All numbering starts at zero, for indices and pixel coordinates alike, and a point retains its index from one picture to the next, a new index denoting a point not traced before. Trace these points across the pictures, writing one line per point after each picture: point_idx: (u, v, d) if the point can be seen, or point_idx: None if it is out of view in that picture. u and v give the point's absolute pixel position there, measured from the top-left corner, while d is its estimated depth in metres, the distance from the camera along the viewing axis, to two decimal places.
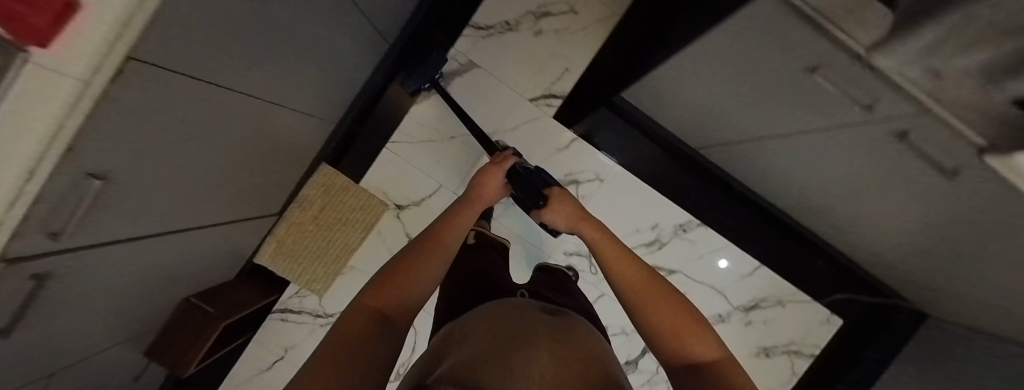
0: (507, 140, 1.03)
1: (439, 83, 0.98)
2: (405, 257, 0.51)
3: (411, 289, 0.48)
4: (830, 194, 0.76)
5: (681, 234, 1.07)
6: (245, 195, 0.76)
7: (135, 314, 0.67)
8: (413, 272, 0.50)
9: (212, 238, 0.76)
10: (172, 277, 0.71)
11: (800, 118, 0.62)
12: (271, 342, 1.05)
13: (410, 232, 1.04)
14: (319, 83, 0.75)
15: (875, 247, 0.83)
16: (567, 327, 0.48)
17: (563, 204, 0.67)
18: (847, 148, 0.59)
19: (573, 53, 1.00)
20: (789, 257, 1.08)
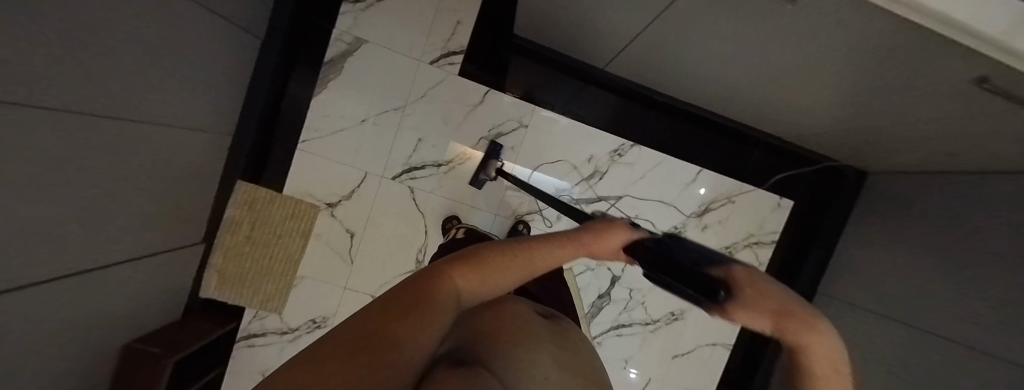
0: (418, 110, 1.01)
1: (329, 68, 0.96)
2: (508, 254, 0.32)
3: (491, 291, 0.32)
4: (727, 73, 0.76)
5: (618, 160, 1.06)
6: (154, 224, 0.75)
7: (84, 365, 0.66)
8: (500, 278, 0.31)
9: (134, 275, 0.74)
10: (107, 323, 0.70)
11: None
12: (245, 369, 1.04)
13: (350, 226, 1.03)
14: (189, 92, 0.72)
15: (788, 114, 0.84)
16: (563, 333, 0.45)
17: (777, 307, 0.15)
18: (706, 12, 0.58)
19: (458, 3, 0.97)
20: (726, 153, 1.09)
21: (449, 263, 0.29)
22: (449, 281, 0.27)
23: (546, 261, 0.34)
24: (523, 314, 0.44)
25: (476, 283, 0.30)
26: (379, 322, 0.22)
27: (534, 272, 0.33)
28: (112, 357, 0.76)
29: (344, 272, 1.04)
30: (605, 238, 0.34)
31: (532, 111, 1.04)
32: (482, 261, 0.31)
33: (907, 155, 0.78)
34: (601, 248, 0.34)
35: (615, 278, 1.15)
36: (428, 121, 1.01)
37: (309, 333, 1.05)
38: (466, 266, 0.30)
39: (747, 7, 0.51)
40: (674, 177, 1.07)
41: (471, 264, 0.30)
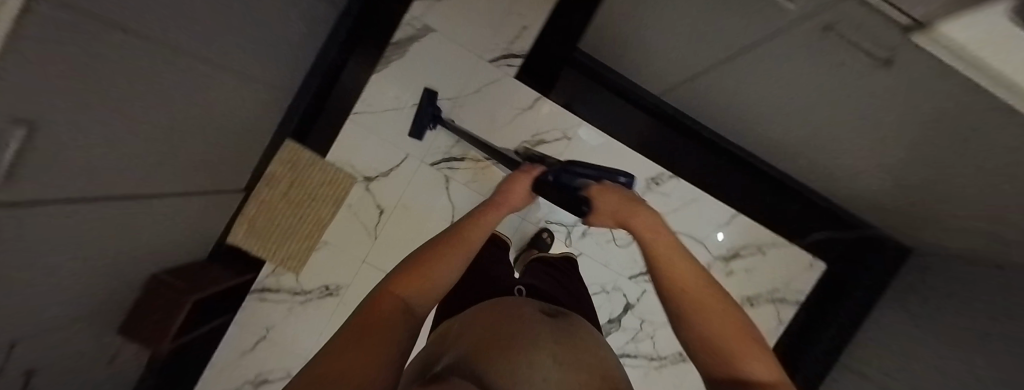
0: (468, 104, 1.03)
1: (395, 48, 0.99)
2: (429, 253, 0.51)
3: (436, 281, 0.49)
4: (794, 122, 0.74)
5: (654, 188, 1.04)
6: (203, 166, 0.77)
7: (102, 290, 0.66)
8: (440, 266, 0.50)
9: (174, 211, 0.75)
10: (137, 252, 0.71)
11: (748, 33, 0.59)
12: (252, 322, 1.05)
13: (380, 203, 1.05)
14: (260, 46, 0.74)
15: (845, 174, 0.82)
16: (575, 334, 0.47)
17: (612, 199, 0.60)
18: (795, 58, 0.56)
19: (528, 9, 1.00)
20: (766, 202, 1.07)
21: (397, 281, 0.46)
22: (395, 293, 0.44)
23: (473, 237, 0.56)
24: (520, 314, 0.49)
25: (419, 284, 0.46)
26: (357, 334, 0.36)
27: (467, 252, 0.54)
28: (138, 285, 0.79)
29: (366, 246, 1.05)
30: (512, 191, 0.68)
31: (578, 124, 1.04)
32: (421, 269, 0.48)
33: (965, 240, 0.75)
34: (515, 202, 0.68)
35: (628, 305, 1.13)
36: (475, 116, 1.03)
37: (320, 299, 1.06)
38: (402, 277, 0.46)
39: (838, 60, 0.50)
40: (709, 216, 1.05)
41: (409, 275, 0.47)
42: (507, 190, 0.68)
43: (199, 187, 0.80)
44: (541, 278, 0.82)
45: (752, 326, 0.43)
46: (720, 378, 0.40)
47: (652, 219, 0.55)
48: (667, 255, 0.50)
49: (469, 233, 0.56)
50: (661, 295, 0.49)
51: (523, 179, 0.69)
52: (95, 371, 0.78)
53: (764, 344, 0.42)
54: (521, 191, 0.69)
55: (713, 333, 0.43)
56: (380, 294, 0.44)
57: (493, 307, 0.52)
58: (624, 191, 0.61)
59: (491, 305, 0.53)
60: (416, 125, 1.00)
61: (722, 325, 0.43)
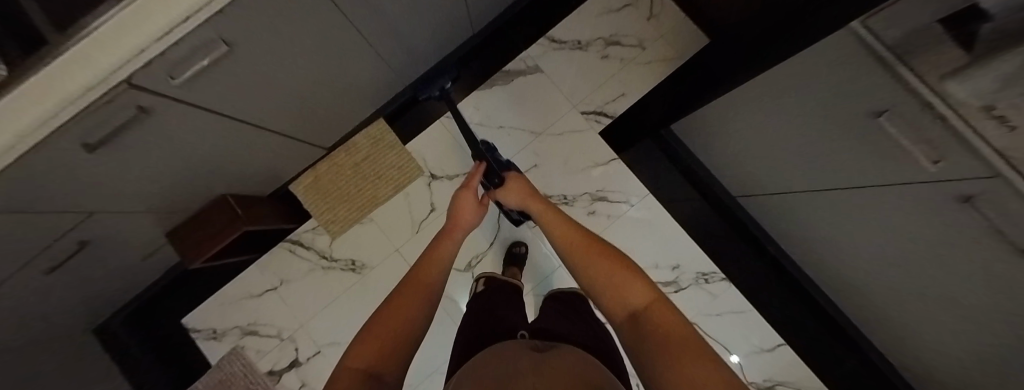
0: (547, 142, 1.08)
1: (504, 75, 1.09)
2: (383, 313, 0.52)
3: (403, 333, 0.50)
4: (874, 274, 0.71)
5: (702, 284, 1.01)
6: (303, 118, 0.84)
7: (162, 192, 0.70)
8: (400, 319, 0.50)
9: (259, 145, 0.80)
10: (211, 170, 0.76)
11: (855, 174, 0.59)
12: (271, 270, 1.06)
13: (435, 202, 1.07)
14: (391, 40, 0.82)
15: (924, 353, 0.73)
16: (563, 374, 0.47)
17: (519, 187, 0.80)
18: (900, 214, 0.55)
19: (632, 82, 1.08)
20: (821, 345, 0.98)
21: (360, 346, 0.46)
22: (358, 359, 0.44)
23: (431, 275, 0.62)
24: (511, 370, 0.49)
25: (386, 342, 0.47)
26: None
27: (425, 294, 0.57)
28: (207, 198, 0.83)
29: (405, 237, 1.06)
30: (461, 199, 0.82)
31: (644, 196, 1.06)
32: (384, 325, 0.50)
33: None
34: (465, 219, 0.80)
35: None
36: (552, 155, 1.07)
37: (342, 271, 1.06)
38: (362, 347, 0.46)
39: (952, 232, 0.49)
40: (753, 335, 0.99)
41: (371, 340, 0.47)
42: (456, 209, 0.81)
43: (292, 135, 0.87)
44: (553, 318, 0.78)
45: (625, 260, 0.54)
46: (625, 325, 0.46)
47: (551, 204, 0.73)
48: (561, 233, 0.64)
49: (424, 271, 0.62)
50: (567, 264, 0.61)
51: (467, 191, 0.83)
52: (127, 262, 0.81)
53: (641, 272, 0.51)
54: (468, 203, 0.82)
55: (600, 276, 0.53)
56: (340, 374, 0.42)
57: (483, 368, 0.54)
58: (527, 181, 0.82)
59: (484, 365, 0.55)
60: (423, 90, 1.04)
61: (606, 267, 0.53)
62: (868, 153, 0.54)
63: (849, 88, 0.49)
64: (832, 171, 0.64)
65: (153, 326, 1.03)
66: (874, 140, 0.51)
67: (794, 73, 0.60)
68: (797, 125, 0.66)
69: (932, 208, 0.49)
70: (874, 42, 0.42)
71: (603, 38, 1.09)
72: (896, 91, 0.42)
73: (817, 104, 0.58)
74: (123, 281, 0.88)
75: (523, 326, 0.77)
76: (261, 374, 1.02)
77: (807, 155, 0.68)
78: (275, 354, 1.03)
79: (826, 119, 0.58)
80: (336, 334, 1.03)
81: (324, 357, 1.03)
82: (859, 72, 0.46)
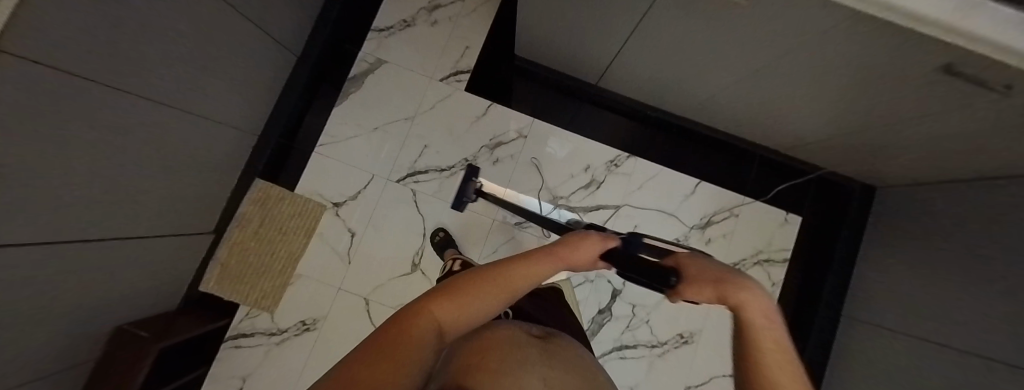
0: (426, 120, 1.10)
1: (353, 81, 1.09)
2: (470, 281, 0.40)
3: (472, 318, 0.38)
4: (708, 81, 0.82)
5: (615, 170, 1.09)
6: (166, 212, 0.80)
7: (65, 353, 0.66)
8: (475, 303, 0.38)
9: (134, 257, 0.77)
10: (98, 304, 0.71)
11: (632, 11, 0.67)
12: (228, 373, 1.00)
13: (352, 226, 1.06)
14: (210, 97, 0.80)
15: (779, 119, 0.86)
16: (556, 353, 0.54)
17: (702, 274, 0.36)
18: (675, 20, 0.63)
19: (469, 33, 1.12)
20: (725, 166, 1.13)
21: (433, 297, 0.37)
22: (427, 313, 0.35)
23: (528, 281, 0.43)
24: (509, 336, 0.55)
25: (457, 312, 0.37)
26: (374, 356, 0.26)
27: (511, 290, 0.42)
28: (103, 340, 0.77)
29: (342, 271, 1.05)
30: (579, 250, 0.49)
31: (531, 122, 1.11)
32: (465, 291, 0.39)
33: (926, 160, 0.75)
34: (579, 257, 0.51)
35: (616, 291, 1.09)
36: (434, 130, 1.09)
37: (298, 336, 1.02)
38: (446, 302, 0.37)
39: (714, 9, 0.55)
40: (673, 187, 1.08)
41: (448, 297, 0.37)
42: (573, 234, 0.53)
43: (164, 231, 0.83)
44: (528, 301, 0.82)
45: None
46: None
47: (770, 304, 0.29)
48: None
49: (530, 267, 0.44)
50: None
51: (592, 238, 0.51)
52: None
53: None
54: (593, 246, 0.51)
55: None
56: (410, 311, 0.34)
57: (495, 339, 0.51)
58: (736, 270, 0.34)
59: (493, 339, 0.52)
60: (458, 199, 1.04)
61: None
62: None
63: None
64: (623, 21, 0.72)
65: None
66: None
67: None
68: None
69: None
70: None
71: (423, 7, 1.11)
72: None
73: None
74: None
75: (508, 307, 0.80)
76: None
77: (597, 23, 0.76)
78: None
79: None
80: None
81: None
82: None
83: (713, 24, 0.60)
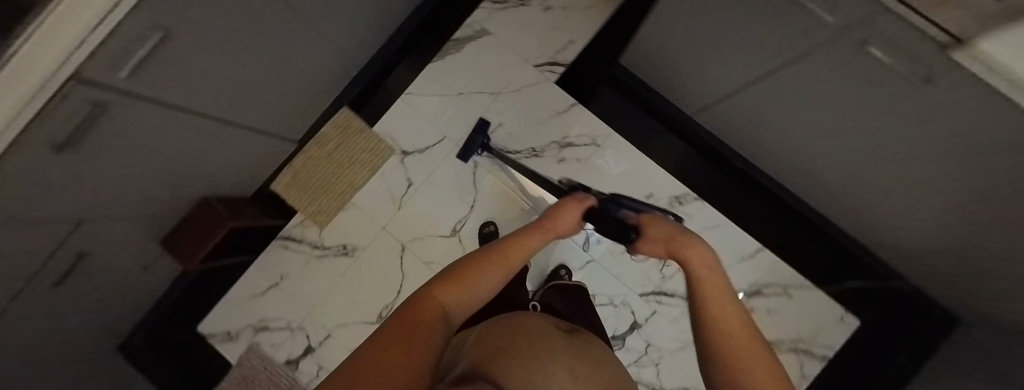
0: (508, 100, 1.11)
1: (454, 43, 1.12)
2: (468, 263, 0.49)
3: (474, 295, 0.47)
4: (820, 148, 0.75)
5: (677, 207, 1.05)
6: (264, 111, 0.89)
7: (141, 196, 0.75)
8: (476, 278, 0.47)
9: (230, 143, 0.85)
10: (188, 171, 0.81)
11: (773, 50, 0.62)
12: (271, 266, 1.11)
13: (411, 177, 1.12)
14: (323, 16, 0.84)
15: (880, 210, 0.78)
16: (580, 348, 0.54)
17: (661, 232, 0.56)
18: (820, 75, 0.58)
19: (577, 27, 1.10)
20: (795, 240, 1.05)
21: (439, 283, 0.45)
22: (435, 296, 0.42)
23: (518, 258, 0.54)
24: (536, 329, 0.55)
25: (458, 291, 0.45)
26: (402, 332, 0.33)
27: (507, 268, 0.52)
28: (186, 204, 0.89)
29: (389, 214, 1.11)
30: (561, 222, 0.63)
31: (608, 133, 1.08)
32: (466, 275, 0.47)
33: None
34: (562, 228, 0.64)
35: (635, 324, 1.08)
36: (513, 111, 1.11)
37: (336, 257, 1.11)
38: (446, 284, 0.45)
39: (874, 75, 0.49)
40: (732, 245, 1.03)
41: (451, 280, 0.46)
42: (556, 213, 0.65)
43: (262, 128, 0.92)
44: (552, 298, 0.84)
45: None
46: None
47: (710, 256, 0.45)
48: (716, 303, 0.37)
49: (517, 247, 0.55)
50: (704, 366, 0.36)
51: (577, 205, 0.66)
52: (129, 272, 0.88)
53: None
54: (572, 217, 0.65)
55: None
56: (421, 296, 0.41)
57: (517, 330, 0.53)
58: (680, 228, 0.55)
59: (511, 323, 0.56)
60: (466, 149, 1.08)
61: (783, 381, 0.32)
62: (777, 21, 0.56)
63: None
64: (757, 59, 0.67)
65: (171, 340, 1.11)
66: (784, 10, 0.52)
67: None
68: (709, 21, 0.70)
69: (851, 58, 0.50)
70: None
71: None
72: None
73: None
74: (124, 298, 0.93)
75: (531, 299, 0.83)
76: (279, 365, 1.09)
77: (726, 51, 0.72)
78: (289, 345, 1.10)
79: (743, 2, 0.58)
80: (345, 315, 1.10)
81: (335, 338, 1.10)
82: None
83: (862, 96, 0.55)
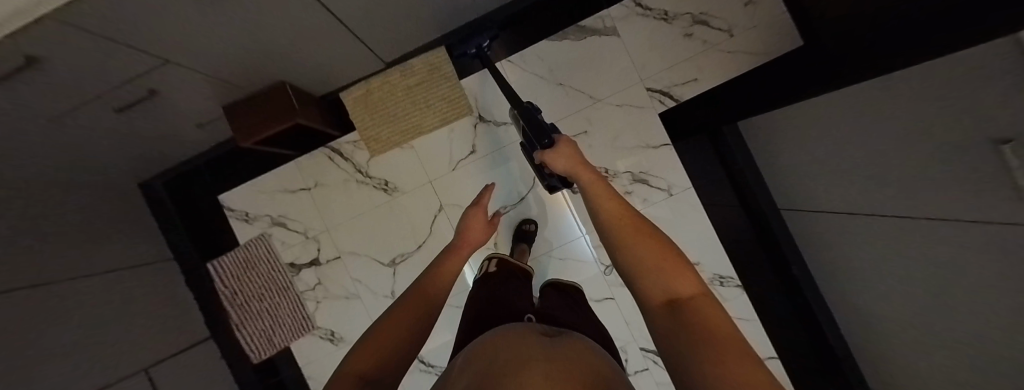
0: (605, 111, 1.05)
1: (577, 30, 1.04)
2: (386, 317, 0.42)
3: (403, 342, 0.39)
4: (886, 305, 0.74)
5: (715, 286, 1.03)
6: (367, 33, 0.83)
7: (220, 69, 0.72)
8: (397, 325, 0.40)
9: (323, 50, 0.81)
10: (271, 60, 0.77)
11: (900, 204, 0.60)
12: (309, 170, 1.09)
13: (476, 145, 1.09)
14: None
15: (903, 381, 0.78)
16: (564, 355, 0.39)
17: (567, 153, 0.60)
18: (933, 254, 0.56)
19: (709, 67, 1.00)
20: (814, 364, 1.03)
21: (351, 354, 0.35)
22: (348, 367, 0.32)
23: (434, 287, 0.51)
24: (511, 349, 0.40)
25: (380, 349, 0.36)
26: None
27: (427, 298, 0.48)
28: (257, 88, 0.85)
29: (442, 170, 1.09)
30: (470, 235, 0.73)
31: (686, 187, 1.03)
32: (382, 332, 0.39)
33: None
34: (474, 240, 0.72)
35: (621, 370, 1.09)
36: (605, 125, 1.05)
37: (374, 189, 1.09)
38: (360, 352, 0.35)
39: (973, 286, 0.49)
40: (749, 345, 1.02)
41: (366, 344, 0.36)
42: (466, 229, 0.74)
43: (361, 47, 0.87)
44: (554, 307, 0.78)
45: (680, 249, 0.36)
46: (660, 315, 0.29)
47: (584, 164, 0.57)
48: (596, 193, 0.50)
49: (428, 278, 0.53)
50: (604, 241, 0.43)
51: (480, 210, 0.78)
52: (183, 128, 0.87)
53: (677, 249, 0.35)
54: (481, 225, 0.76)
55: (642, 254, 0.36)
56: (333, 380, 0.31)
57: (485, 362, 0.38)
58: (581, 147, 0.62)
59: (488, 346, 0.45)
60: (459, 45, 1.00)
61: (655, 259, 0.34)
62: (923, 187, 0.53)
63: (931, 120, 0.47)
64: (884, 204, 0.64)
65: (184, 198, 1.11)
66: (940, 183, 0.49)
67: (891, 88, 0.55)
68: (856, 142, 0.65)
69: (968, 262, 0.48)
70: (962, 74, 0.40)
71: (692, 14, 1.01)
72: (977, 125, 0.38)
73: (898, 137, 0.54)
74: (165, 144, 0.92)
75: (530, 310, 0.75)
76: (283, 264, 1.10)
77: (858, 176, 0.68)
78: (298, 250, 1.10)
79: (901, 151, 0.54)
80: (361, 244, 1.09)
81: (342, 263, 1.10)
82: (941, 102, 0.44)
83: (960, 298, 0.53)
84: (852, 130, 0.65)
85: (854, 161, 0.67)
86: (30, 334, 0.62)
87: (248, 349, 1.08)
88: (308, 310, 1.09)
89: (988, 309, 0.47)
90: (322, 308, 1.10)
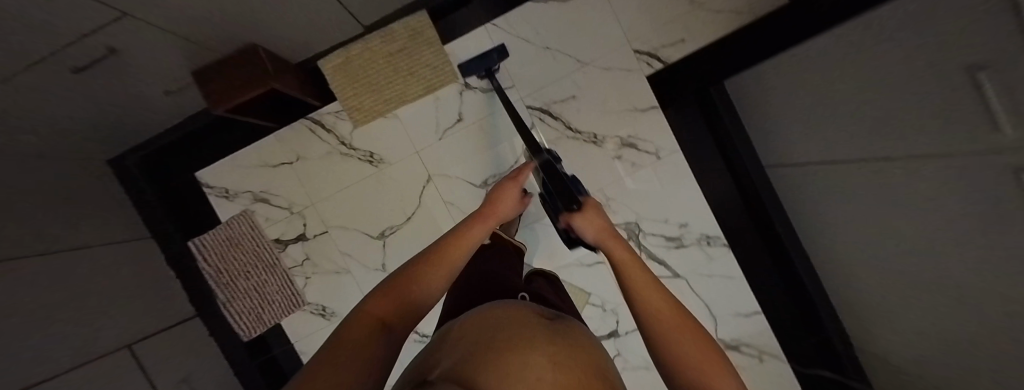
0: (592, 75, 1.03)
1: None
2: (404, 274, 0.41)
3: (420, 298, 0.40)
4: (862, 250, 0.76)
5: (703, 246, 1.05)
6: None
7: (185, 29, 0.68)
8: (416, 284, 0.40)
9: (296, 10, 0.77)
10: (240, 21, 0.73)
11: (878, 146, 0.61)
12: (290, 143, 1.06)
13: (463, 113, 1.06)
14: None
15: (876, 322, 0.82)
16: (573, 331, 0.40)
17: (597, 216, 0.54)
18: (907, 191, 0.58)
19: (695, 28, 1.00)
20: (794, 314, 1.08)
21: (371, 299, 0.36)
22: (365, 310, 0.34)
23: (457, 253, 0.49)
24: (519, 315, 0.41)
25: (398, 300, 0.37)
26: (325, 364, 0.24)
27: (450, 268, 0.47)
28: (226, 51, 0.81)
29: (430, 140, 1.06)
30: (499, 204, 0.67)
31: (674, 150, 1.03)
32: (402, 284, 0.39)
33: None
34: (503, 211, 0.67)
35: (614, 331, 1.12)
36: (593, 89, 1.03)
37: (360, 161, 1.06)
38: (378, 298, 0.36)
39: (944, 216, 0.51)
40: (734, 301, 1.06)
41: (383, 293, 0.37)
42: (497, 196, 0.68)
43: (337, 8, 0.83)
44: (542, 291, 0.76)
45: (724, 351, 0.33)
46: None
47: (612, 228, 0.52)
48: (628, 264, 0.45)
49: (451, 245, 0.50)
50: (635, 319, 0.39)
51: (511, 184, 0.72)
52: (149, 97, 0.83)
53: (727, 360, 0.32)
54: (512, 197, 0.71)
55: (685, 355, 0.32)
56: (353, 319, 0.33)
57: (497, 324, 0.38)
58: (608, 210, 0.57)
59: (493, 307, 0.45)
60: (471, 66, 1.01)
61: (700, 365, 0.31)
62: (899, 124, 0.53)
63: (906, 54, 0.47)
64: (862, 147, 0.65)
65: (159, 175, 1.07)
66: (914, 116, 0.49)
67: (869, 27, 0.54)
68: (836, 87, 0.65)
69: (940, 193, 0.50)
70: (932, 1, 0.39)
71: None
72: (948, 49, 0.38)
73: (876, 77, 0.54)
74: (133, 115, 0.88)
75: (523, 287, 0.74)
76: (268, 241, 1.07)
77: (838, 123, 0.69)
78: (284, 226, 1.08)
79: (877, 88, 0.55)
80: (348, 217, 1.07)
81: (330, 237, 1.08)
82: (915, 35, 0.44)
83: (929, 229, 0.55)
84: (833, 75, 0.65)
85: (835, 108, 0.68)
86: (8, 304, 0.60)
87: (237, 327, 1.06)
88: (298, 286, 1.08)
89: (958, 236, 0.49)
90: (312, 283, 1.08)
